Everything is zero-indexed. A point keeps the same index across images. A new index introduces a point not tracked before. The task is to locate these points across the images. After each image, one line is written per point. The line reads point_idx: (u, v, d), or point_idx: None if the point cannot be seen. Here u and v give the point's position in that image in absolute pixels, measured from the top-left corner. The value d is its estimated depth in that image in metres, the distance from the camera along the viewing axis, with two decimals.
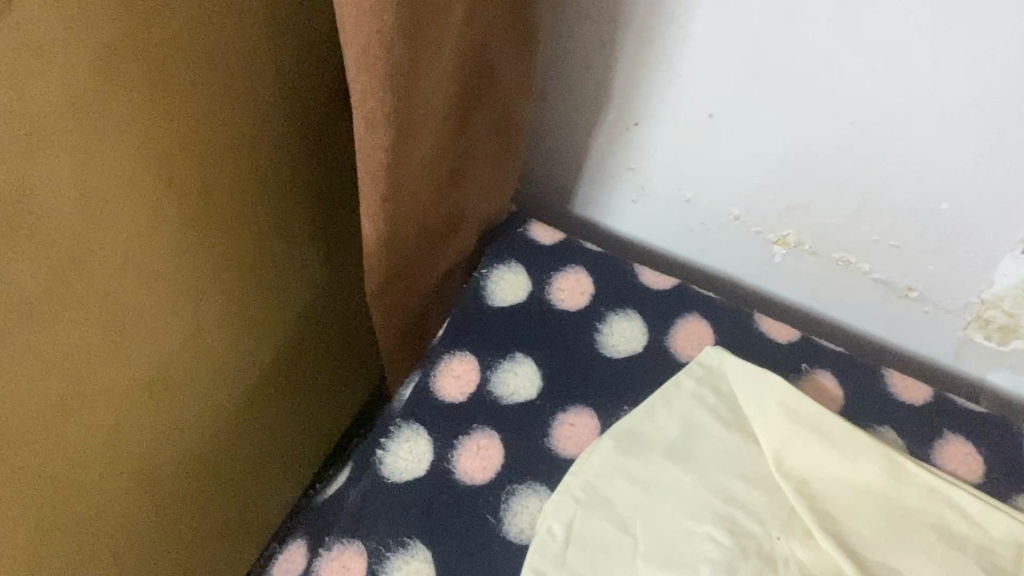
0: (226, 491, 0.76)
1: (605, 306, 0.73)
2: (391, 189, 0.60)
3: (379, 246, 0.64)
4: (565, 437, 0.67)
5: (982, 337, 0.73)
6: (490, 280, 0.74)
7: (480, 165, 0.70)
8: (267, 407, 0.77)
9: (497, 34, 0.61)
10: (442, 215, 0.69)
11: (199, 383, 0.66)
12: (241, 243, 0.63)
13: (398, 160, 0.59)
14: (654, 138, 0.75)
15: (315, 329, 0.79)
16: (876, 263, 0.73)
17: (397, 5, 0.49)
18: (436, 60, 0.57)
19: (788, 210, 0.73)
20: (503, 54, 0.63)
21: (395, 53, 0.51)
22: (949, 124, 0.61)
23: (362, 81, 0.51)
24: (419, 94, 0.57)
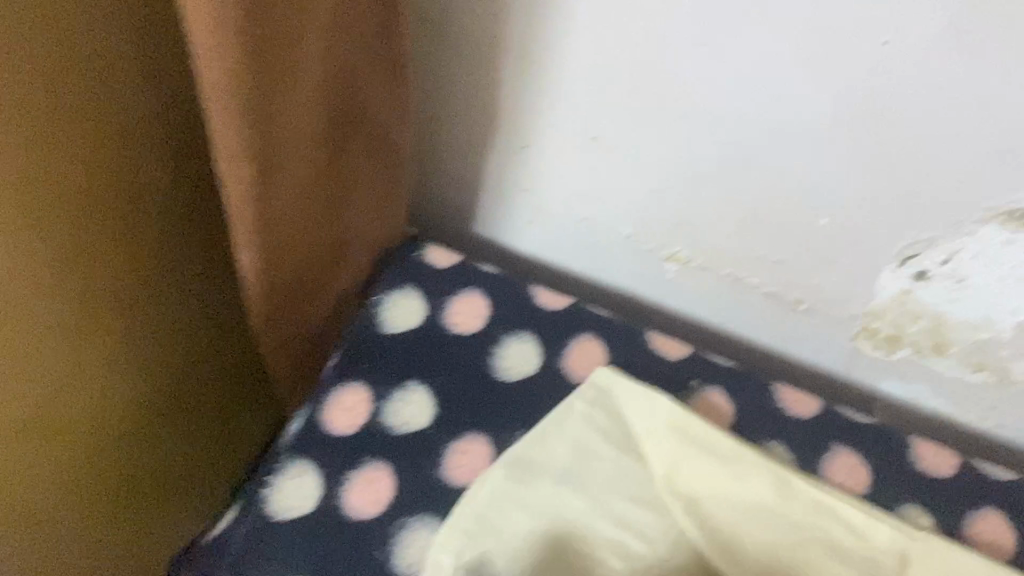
0: (121, 535, 0.74)
1: (498, 330, 0.72)
2: (265, 225, 0.58)
3: (260, 282, 0.62)
4: (457, 465, 0.66)
5: (872, 347, 0.74)
6: (383, 306, 0.72)
7: (362, 188, 0.69)
8: (164, 447, 0.75)
9: (359, 56, 0.61)
10: (326, 242, 0.68)
11: (75, 428, 0.63)
12: (113, 284, 0.60)
13: (268, 194, 0.57)
14: (545, 158, 0.74)
15: (212, 364, 0.77)
16: (766, 277, 0.74)
17: (248, 38, 0.47)
18: (295, 88, 0.55)
19: (677, 227, 0.74)
20: (368, 76, 0.63)
21: (254, 87, 0.49)
22: (823, 140, 0.62)
23: (221, 121, 0.49)
24: (281, 125, 0.55)
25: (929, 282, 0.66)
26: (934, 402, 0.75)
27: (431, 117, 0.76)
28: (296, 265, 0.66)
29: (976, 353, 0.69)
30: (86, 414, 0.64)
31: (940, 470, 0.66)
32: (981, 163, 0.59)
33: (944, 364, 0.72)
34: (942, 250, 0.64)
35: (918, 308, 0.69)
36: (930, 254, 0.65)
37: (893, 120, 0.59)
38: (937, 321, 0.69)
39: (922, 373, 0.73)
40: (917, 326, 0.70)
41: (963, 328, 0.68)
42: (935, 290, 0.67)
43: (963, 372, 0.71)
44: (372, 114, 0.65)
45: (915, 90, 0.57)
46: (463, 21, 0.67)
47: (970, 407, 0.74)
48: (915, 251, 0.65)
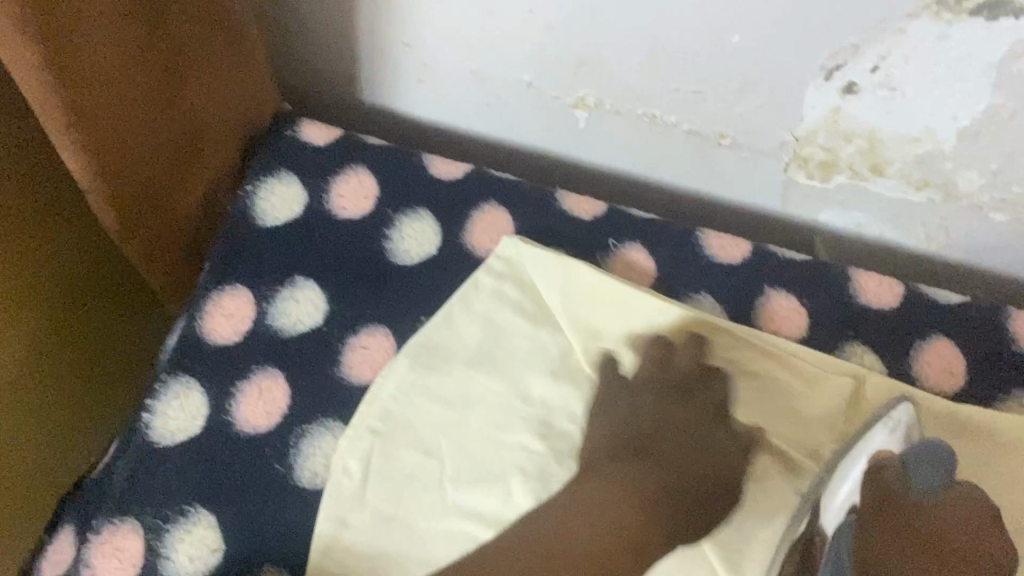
0: (25, 479, 0.68)
1: (390, 207, 0.64)
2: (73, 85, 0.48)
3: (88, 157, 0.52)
4: (357, 362, 0.60)
5: (804, 178, 0.67)
6: (259, 197, 0.64)
7: (203, 29, 0.58)
8: (52, 381, 0.68)
9: None
10: (167, 97, 0.57)
11: None
12: None
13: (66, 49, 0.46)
14: (418, 5, 0.65)
15: (87, 285, 0.69)
16: (682, 113, 0.66)
17: None
18: None
19: (578, 68, 0.65)
20: None
21: None
22: None
23: None
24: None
25: (859, 95, 0.59)
26: (879, 228, 0.69)
27: None
28: (136, 130, 0.55)
29: (917, 170, 0.63)
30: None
31: (883, 302, 0.61)
32: None
33: (884, 186, 0.65)
34: (868, 56, 0.56)
35: (850, 127, 0.61)
36: (856, 63, 0.57)
37: None
38: (873, 139, 0.61)
39: (862, 199, 0.67)
40: (851, 148, 0.63)
41: (900, 144, 0.61)
42: (866, 104, 0.59)
43: (905, 193, 0.65)
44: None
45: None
46: None
47: (916, 229, 0.68)
48: (838, 63, 0.57)
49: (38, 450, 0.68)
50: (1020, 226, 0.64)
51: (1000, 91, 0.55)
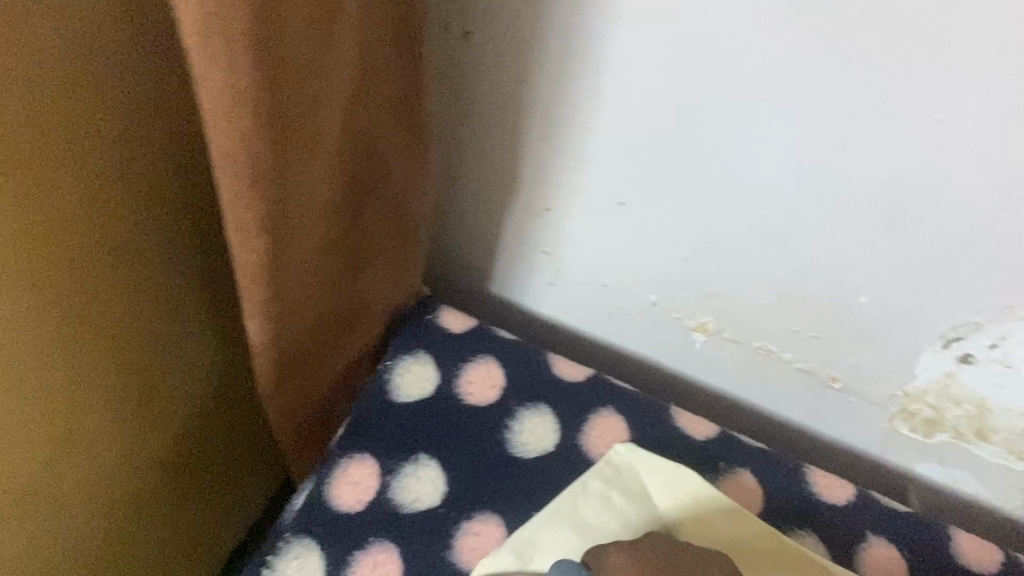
0: (143, 546, 0.72)
1: (514, 400, 0.69)
2: (276, 225, 0.51)
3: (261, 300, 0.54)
4: (470, 549, 0.62)
5: (907, 430, 0.70)
6: (394, 373, 0.69)
7: (389, 206, 0.62)
8: (173, 480, 0.71)
9: (381, 122, 0.56)
10: (341, 283, 0.62)
11: (98, 463, 0.60)
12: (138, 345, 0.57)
13: (279, 189, 0.49)
14: (568, 223, 0.71)
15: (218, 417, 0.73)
16: (798, 352, 0.70)
17: (257, 70, 0.42)
18: (311, 143, 0.50)
19: (703, 298, 0.70)
20: (391, 147, 0.58)
21: (259, 127, 0.44)
22: (868, 214, 0.59)
23: (224, 166, 0.45)
24: (293, 181, 0.50)
25: (974, 366, 0.62)
26: (975, 488, 0.71)
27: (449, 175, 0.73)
28: (303, 284, 0.58)
29: (1021, 442, 0.65)
30: (83, 486, 0.59)
31: (984, 567, 0.62)
32: None
33: (984, 450, 0.68)
34: (988, 335, 0.61)
35: (960, 392, 0.65)
36: (974, 338, 0.61)
37: (941, 203, 0.56)
38: (982, 407, 0.65)
39: (963, 458, 0.69)
40: (958, 411, 0.66)
41: (1007, 415, 0.64)
42: (979, 375, 0.63)
43: (1009, 460, 0.67)
44: (405, 120, 0.58)
45: (977, 166, 0.53)
46: (486, 82, 0.64)
47: (1013, 494, 0.69)
48: (958, 335, 0.62)
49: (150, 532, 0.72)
50: None
51: None
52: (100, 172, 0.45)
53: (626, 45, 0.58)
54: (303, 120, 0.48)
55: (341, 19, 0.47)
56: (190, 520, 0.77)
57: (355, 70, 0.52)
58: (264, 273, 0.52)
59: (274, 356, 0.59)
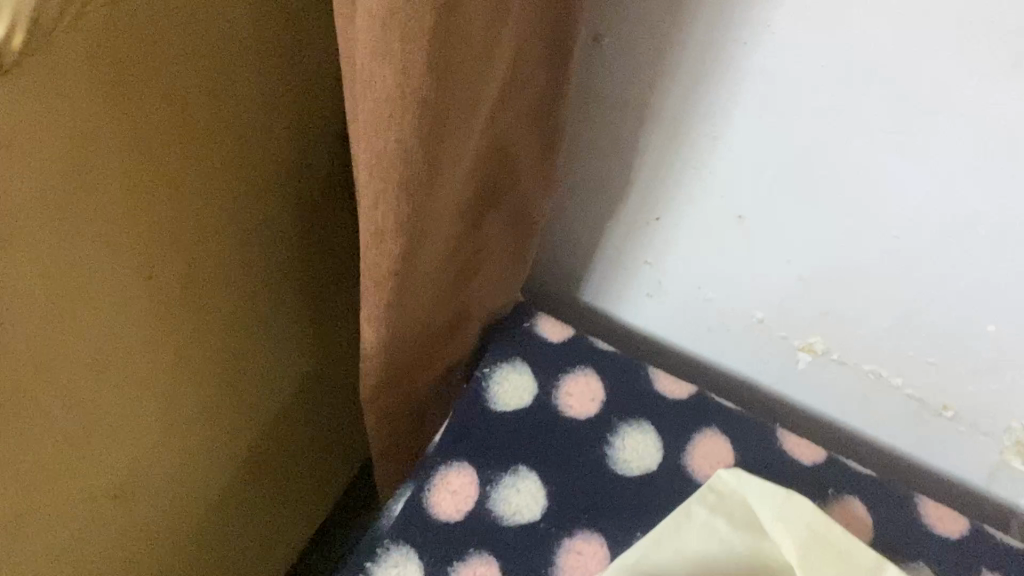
0: (229, 531, 0.70)
1: (616, 414, 0.67)
2: (416, 230, 0.49)
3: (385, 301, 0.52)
4: (573, 566, 0.61)
5: (1021, 464, 0.67)
6: (492, 380, 0.68)
7: (510, 212, 0.60)
8: (260, 464, 0.70)
9: (518, 130, 0.53)
10: (457, 291, 0.61)
11: (196, 439, 0.58)
12: (242, 316, 0.55)
13: (426, 193, 0.47)
14: (677, 235, 0.69)
15: (306, 404, 0.72)
16: (911, 378, 0.67)
17: (432, 73, 0.40)
18: (459, 148, 0.48)
19: (816, 318, 0.68)
20: (526, 154, 0.56)
21: (419, 131, 0.43)
22: (1010, 243, 0.56)
23: (376, 165, 0.44)
24: (437, 188, 0.48)
25: None
26: None
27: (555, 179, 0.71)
28: (424, 291, 0.56)
29: None
30: (181, 461, 0.58)
31: None
32: None
33: None
34: None
35: None
36: None
37: None
38: None
39: None
40: None
41: None
42: None
43: None
44: (541, 127, 0.56)
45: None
46: (609, 87, 0.62)
47: None
48: None
49: (236, 518, 0.71)
50: None
51: None
52: (225, 125, 0.44)
53: (769, 59, 0.55)
54: (459, 126, 0.46)
55: (508, 23, 0.45)
56: (273, 508, 0.76)
57: (512, 77, 0.49)
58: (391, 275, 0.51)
59: (385, 355, 0.57)
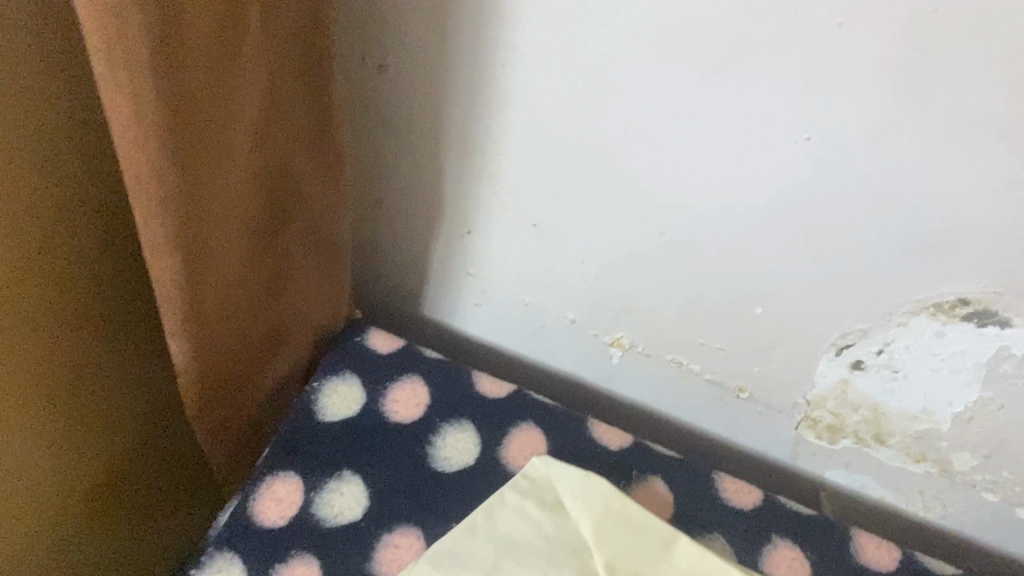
0: (87, 560, 0.71)
1: (438, 417, 0.71)
2: (194, 243, 0.54)
3: (180, 323, 0.57)
4: (388, 560, 0.64)
5: (813, 437, 0.73)
6: (320, 394, 0.71)
7: (301, 227, 0.66)
8: (119, 489, 0.71)
9: (292, 147, 0.61)
10: (262, 305, 0.66)
11: (38, 451, 0.60)
12: (74, 327, 0.58)
13: (195, 208, 0.53)
14: (489, 245, 0.75)
15: (167, 434, 0.74)
16: (706, 364, 0.73)
17: (167, 92, 0.46)
18: (225, 165, 0.54)
19: (618, 313, 0.74)
20: (302, 167, 0.63)
21: (169, 149, 0.48)
22: (757, 228, 0.63)
23: (138, 185, 0.48)
24: (208, 202, 0.54)
25: (865, 372, 0.66)
26: (880, 492, 0.75)
27: (376, 200, 0.77)
28: (223, 304, 0.61)
29: (916, 444, 0.69)
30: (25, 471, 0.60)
31: (881, 564, 0.65)
32: (904, 263, 0.60)
33: (884, 454, 0.71)
34: (875, 341, 0.64)
35: (855, 397, 0.68)
36: (864, 345, 0.65)
37: (821, 217, 0.60)
38: (876, 412, 0.68)
39: (865, 463, 0.73)
40: (856, 416, 0.70)
41: (899, 419, 0.68)
42: (871, 381, 0.67)
43: (906, 463, 0.71)
44: (307, 148, 0.63)
45: (851, 182, 0.58)
46: (405, 112, 0.69)
47: (915, 496, 0.73)
48: (849, 343, 0.66)
49: (96, 547, 0.71)
50: (1009, 507, 0.69)
51: (988, 387, 0.63)
52: (28, 136, 0.47)
53: (531, 73, 0.62)
54: (218, 142, 0.53)
55: (250, 51, 0.52)
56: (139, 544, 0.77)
57: (268, 101, 0.57)
58: (183, 291, 0.55)
59: (198, 370, 0.61)
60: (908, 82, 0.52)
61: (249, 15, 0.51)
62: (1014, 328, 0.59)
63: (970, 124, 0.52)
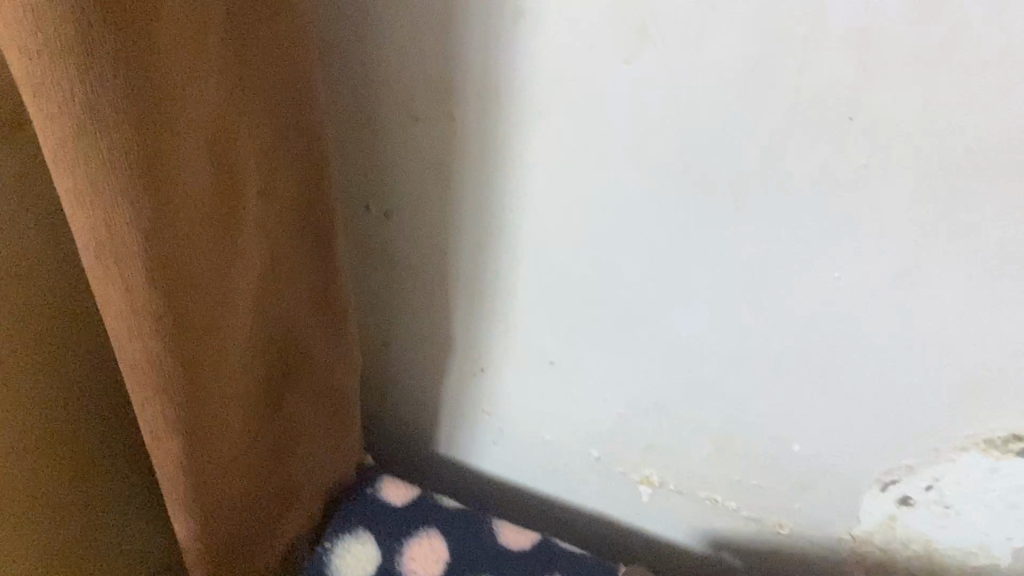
0: None
1: (458, 573, 0.67)
2: (199, 421, 0.50)
3: (184, 502, 0.53)
4: None
5: (863, 572, 0.69)
6: (333, 553, 0.68)
7: (306, 383, 0.63)
8: None
9: (292, 307, 0.59)
10: (270, 469, 0.62)
11: None
12: (65, 508, 0.54)
13: (200, 387, 0.49)
14: (504, 384, 0.72)
15: None
16: (742, 501, 0.69)
17: (172, 279, 0.43)
18: (226, 337, 0.52)
19: (645, 451, 0.70)
20: (305, 326, 0.61)
21: (172, 333, 0.44)
22: (787, 364, 0.60)
23: (139, 372, 0.45)
24: (211, 377, 0.51)
25: (915, 509, 0.62)
26: None
27: (386, 341, 0.74)
28: (229, 476, 0.57)
29: None
30: None
31: None
32: (948, 398, 0.56)
33: None
34: (923, 477, 0.60)
35: (905, 533, 0.64)
36: (911, 481, 0.61)
37: (855, 353, 0.57)
38: (929, 548, 0.64)
39: None
40: (908, 553, 0.65)
41: (955, 554, 0.64)
42: (922, 518, 0.62)
43: None
44: (309, 305, 0.61)
45: (885, 318, 0.54)
46: (411, 256, 0.67)
47: None
48: (894, 478, 0.62)
49: None
50: None
51: None
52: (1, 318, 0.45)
53: (542, 216, 0.59)
54: (219, 316, 0.50)
55: (246, 220, 0.51)
56: None
57: (267, 266, 0.55)
58: (188, 470, 0.51)
59: (205, 546, 0.57)
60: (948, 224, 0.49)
61: (243, 185, 0.49)
62: None
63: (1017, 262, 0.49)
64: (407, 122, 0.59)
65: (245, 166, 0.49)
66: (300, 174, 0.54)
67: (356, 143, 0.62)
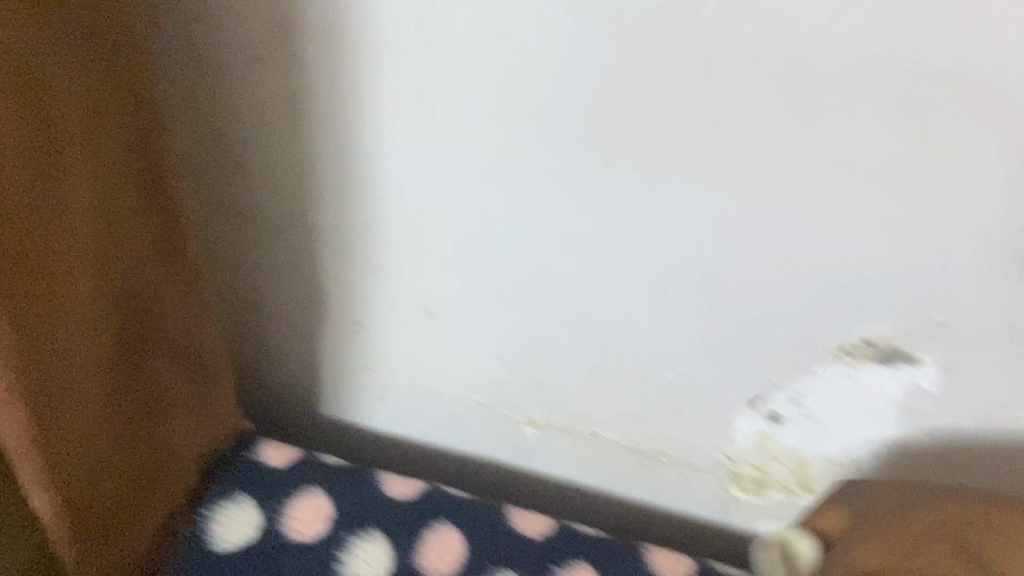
0: None
1: (344, 530, 0.66)
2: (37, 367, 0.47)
3: (38, 460, 0.50)
4: None
5: (742, 492, 0.71)
6: (212, 521, 0.66)
7: (169, 341, 0.60)
8: None
9: (145, 258, 0.56)
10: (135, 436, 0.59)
11: None
12: None
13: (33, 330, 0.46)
14: (381, 336, 0.70)
15: None
16: (623, 433, 0.70)
17: None
18: (66, 283, 0.49)
19: (528, 391, 0.70)
20: (161, 279, 0.58)
21: None
22: (651, 292, 0.61)
23: None
24: (49, 323, 0.48)
25: (785, 424, 0.64)
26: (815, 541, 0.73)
27: (256, 302, 0.72)
28: (87, 434, 0.54)
29: None
30: None
31: None
32: (806, 312, 0.58)
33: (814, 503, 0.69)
34: (788, 392, 0.62)
35: (777, 448, 0.66)
36: (777, 397, 0.63)
37: (716, 275, 0.58)
38: (800, 462, 0.66)
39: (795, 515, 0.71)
40: (780, 467, 0.67)
41: (824, 465, 0.66)
42: (791, 432, 0.64)
43: None
44: (164, 258, 0.58)
45: (741, 237, 0.55)
46: (273, 208, 0.65)
47: None
48: (762, 396, 0.64)
49: None
50: None
51: (906, 426, 0.61)
52: None
53: (403, 156, 0.59)
54: (51, 256, 0.47)
55: (76, 156, 0.48)
56: None
57: (110, 211, 0.52)
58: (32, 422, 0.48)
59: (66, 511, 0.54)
60: (789, 137, 0.51)
61: (67, 115, 0.46)
62: (924, 365, 0.57)
63: (857, 172, 0.51)
64: (258, 63, 0.57)
65: (69, 97, 0.46)
66: (139, 122, 0.52)
67: (206, 88, 0.60)
